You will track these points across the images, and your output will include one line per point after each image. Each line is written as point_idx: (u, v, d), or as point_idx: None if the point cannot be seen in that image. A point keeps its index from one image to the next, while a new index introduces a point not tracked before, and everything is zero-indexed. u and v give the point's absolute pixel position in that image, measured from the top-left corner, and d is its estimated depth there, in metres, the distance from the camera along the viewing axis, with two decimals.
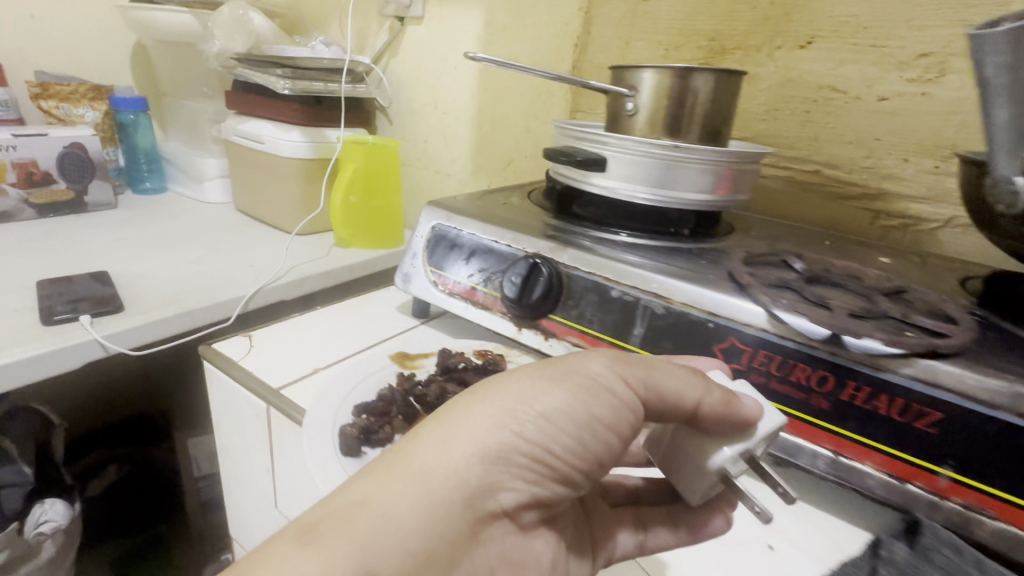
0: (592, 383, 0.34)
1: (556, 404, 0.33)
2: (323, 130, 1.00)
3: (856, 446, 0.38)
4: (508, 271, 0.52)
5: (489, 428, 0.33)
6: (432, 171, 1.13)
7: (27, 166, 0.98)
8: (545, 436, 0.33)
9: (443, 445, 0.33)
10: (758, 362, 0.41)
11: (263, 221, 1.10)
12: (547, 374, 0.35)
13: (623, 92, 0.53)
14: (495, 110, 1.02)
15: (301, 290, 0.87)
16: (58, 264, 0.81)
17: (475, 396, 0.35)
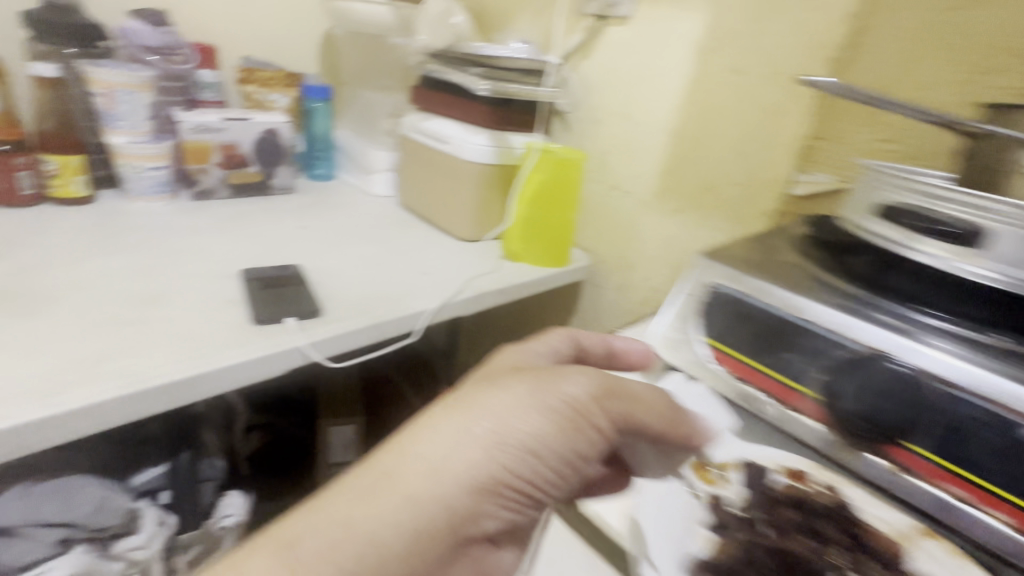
0: (551, 410, 0.40)
1: (532, 431, 0.39)
2: (507, 135, 0.94)
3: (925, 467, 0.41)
4: (842, 372, 0.44)
5: (479, 449, 0.38)
6: (607, 187, 1.03)
7: (230, 149, 1.01)
8: (520, 465, 0.39)
9: (420, 458, 0.38)
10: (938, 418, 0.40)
11: (429, 220, 1.06)
12: (521, 399, 0.40)
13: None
14: (706, 125, 0.86)
15: (477, 306, 0.82)
16: (255, 253, 0.82)
17: (464, 415, 0.39)
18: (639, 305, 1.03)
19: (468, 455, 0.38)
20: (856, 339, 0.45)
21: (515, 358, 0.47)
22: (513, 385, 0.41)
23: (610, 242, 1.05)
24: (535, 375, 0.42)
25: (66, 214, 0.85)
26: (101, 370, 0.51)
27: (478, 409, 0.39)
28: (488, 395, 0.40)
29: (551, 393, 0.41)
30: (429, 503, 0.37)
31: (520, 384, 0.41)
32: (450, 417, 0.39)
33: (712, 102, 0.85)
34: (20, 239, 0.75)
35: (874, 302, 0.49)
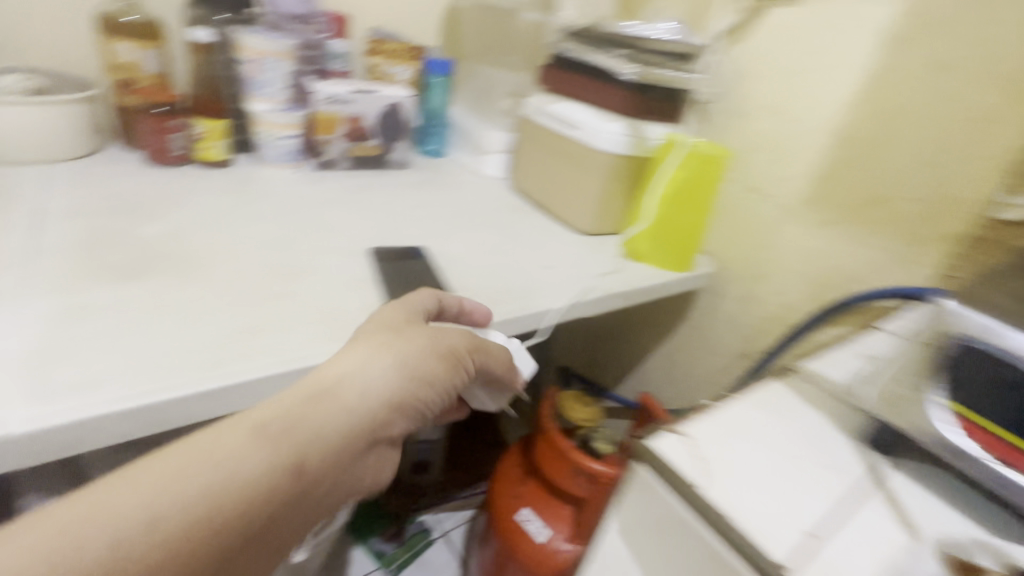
0: (432, 353, 0.50)
1: (422, 374, 0.48)
2: (645, 125, 0.87)
3: None
4: None
5: (387, 387, 0.46)
6: (743, 188, 0.93)
7: (356, 121, 1.00)
8: (414, 398, 0.48)
9: (362, 385, 0.45)
10: None
11: (543, 209, 1.02)
12: (407, 345, 0.49)
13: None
14: (880, 132, 0.76)
15: (600, 309, 0.77)
16: (378, 230, 0.82)
17: (383, 357, 0.47)
18: (764, 321, 0.94)
19: (382, 381, 0.46)
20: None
21: (401, 313, 0.52)
22: (399, 331, 0.49)
23: (739, 249, 0.95)
24: (416, 331, 0.51)
25: (207, 176, 0.89)
26: (256, 345, 0.52)
27: (394, 351, 0.48)
28: (400, 338, 0.49)
29: (431, 343, 0.50)
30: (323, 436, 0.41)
31: (405, 333, 0.49)
32: (389, 354, 0.47)
33: (891, 106, 0.74)
34: (170, 198, 0.78)
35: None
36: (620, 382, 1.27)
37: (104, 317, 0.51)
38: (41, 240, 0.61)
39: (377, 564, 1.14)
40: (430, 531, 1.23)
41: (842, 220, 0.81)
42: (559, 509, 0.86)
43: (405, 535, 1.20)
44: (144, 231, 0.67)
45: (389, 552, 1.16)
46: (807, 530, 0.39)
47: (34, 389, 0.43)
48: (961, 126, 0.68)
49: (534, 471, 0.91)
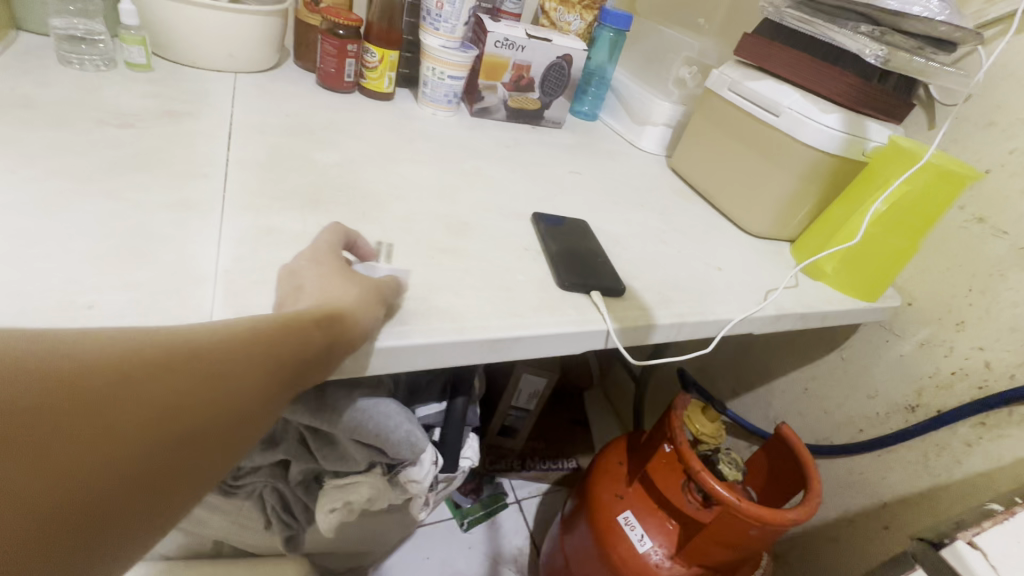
0: (381, 293, 0.44)
1: (372, 309, 0.42)
2: (866, 121, 0.74)
3: None
4: None
5: (342, 308, 0.40)
6: (968, 215, 0.76)
7: (522, 69, 0.94)
8: (365, 327, 0.41)
9: (310, 308, 0.39)
10: None
11: (706, 197, 0.91)
12: (353, 280, 0.43)
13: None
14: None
15: (771, 327, 0.68)
16: (538, 192, 0.77)
17: (331, 289, 0.41)
18: (952, 376, 0.79)
19: (337, 306, 0.40)
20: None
21: (338, 250, 0.46)
22: (351, 270, 0.45)
23: (938, 285, 0.80)
24: (348, 269, 0.45)
25: (373, 107, 0.87)
26: (429, 304, 0.48)
27: (343, 282, 0.42)
28: (341, 272, 0.44)
29: (378, 282, 0.45)
30: (274, 337, 0.35)
31: (352, 273, 0.44)
32: (333, 285, 0.42)
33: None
34: (340, 125, 0.77)
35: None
36: (738, 395, 1.17)
37: (289, 244, 0.51)
38: (233, 152, 0.62)
39: (452, 514, 1.17)
40: (505, 495, 1.23)
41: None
42: (663, 522, 0.81)
43: (481, 492, 1.21)
44: (320, 157, 0.67)
45: (465, 506, 1.18)
46: None
47: (229, 309, 0.43)
48: None
49: (639, 473, 0.85)
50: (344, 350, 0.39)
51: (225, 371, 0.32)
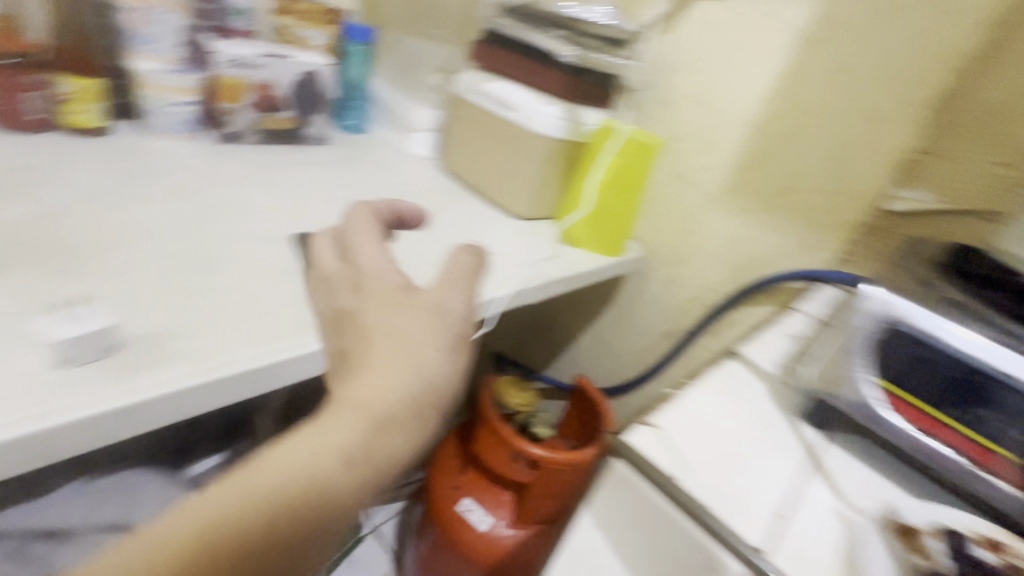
0: (440, 317, 0.45)
1: (440, 356, 0.43)
2: (580, 108, 0.86)
3: (956, 430, 0.43)
4: None
5: (414, 387, 0.41)
6: (669, 174, 0.96)
7: (265, 89, 0.90)
8: (438, 371, 0.42)
9: (377, 384, 0.40)
10: (999, 409, 0.41)
11: (476, 192, 0.99)
12: (399, 313, 0.44)
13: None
14: (797, 132, 0.82)
15: (542, 296, 0.77)
16: (302, 213, 0.74)
17: (388, 350, 0.42)
18: (686, 302, 0.99)
19: (401, 383, 0.40)
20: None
21: (372, 273, 0.48)
22: (398, 299, 0.46)
23: (665, 233, 0.99)
24: (388, 292, 0.46)
25: (79, 146, 0.74)
26: (169, 354, 0.45)
27: (403, 331, 0.43)
28: (384, 312, 0.45)
29: (430, 301, 0.46)
30: (325, 482, 0.35)
31: (401, 300, 0.45)
32: (386, 337, 0.43)
33: (804, 113, 0.81)
34: (30, 173, 0.65)
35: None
36: (552, 363, 1.29)
37: None
38: None
39: None
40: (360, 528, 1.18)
41: (759, 210, 0.87)
42: (499, 496, 0.87)
43: None
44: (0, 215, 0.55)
45: None
46: (774, 510, 0.42)
47: None
48: (862, 126, 0.77)
49: (471, 458, 0.91)
50: (405, 450, 0.40)
51: (291, 531, 0.34)
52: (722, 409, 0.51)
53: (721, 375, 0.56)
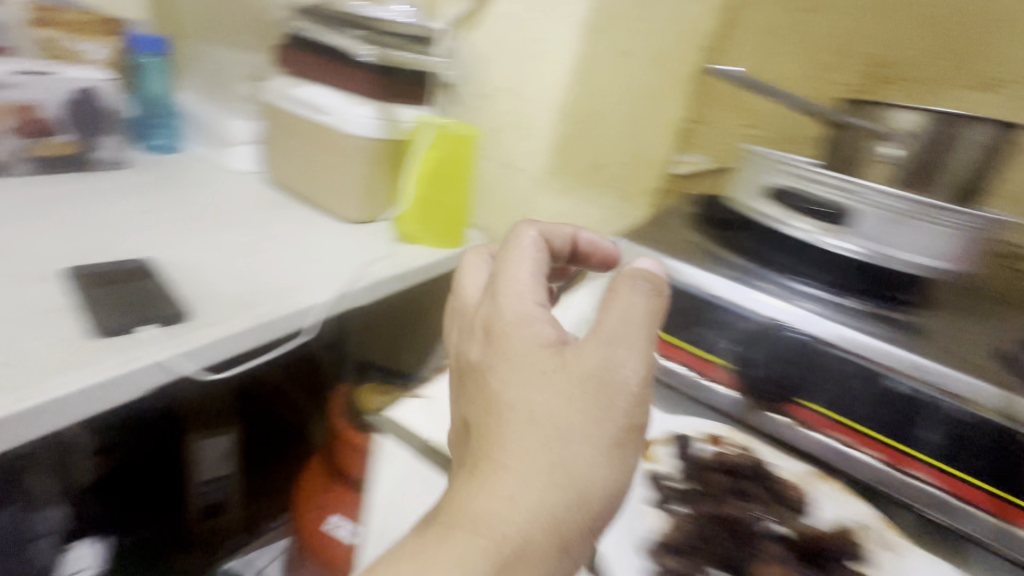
0: (604, 393, 0.34)
1: (598, 454, 0.33)
2: (396, 107, 0.86)
3: (684, 351, 0.51)
4: (745, 339, 0.49)
5: (539, 503, 0.32)
6: (497, 163, 0.99)
7: (30, 111, 0.79)
8: (590, 475, 0.33)
9: (505, 512, 0.31)
10: (708, 328, 0.50)
11: (307, 201, 0.95)
12: (570, 395, 0.34)
13: (869, 129, 0.49)
14: (595, 112, 0.87)
15: (374, 296, 0.75)
16: (81, 245, 0.66)
17: (524, 448, 0.33)
18: None
19: (539, 501, 0.32)
20: (772, 317, 0.49)
21: (528, 330, 0.37)
22: (541, 370, 0.35)
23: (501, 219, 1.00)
24: (540, 351, 0.36)
25: None
26: None
27: (539, 415, 0.33)
28: (545, 386, 0.34)
29: (597, 372, 0.34)
30: None
31: (551, 372, 0.35)
32: (521, 427, 0.33)
33: (598, 94, 0.86)
34: None
35: (814, 296, 0.50)
36: None
37: None
38: None
39: None
40: None
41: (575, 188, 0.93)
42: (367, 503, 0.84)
43: None
44: None
45: None
46: None
47: None
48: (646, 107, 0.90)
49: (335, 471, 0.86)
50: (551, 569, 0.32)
51: None
52: None
53: None
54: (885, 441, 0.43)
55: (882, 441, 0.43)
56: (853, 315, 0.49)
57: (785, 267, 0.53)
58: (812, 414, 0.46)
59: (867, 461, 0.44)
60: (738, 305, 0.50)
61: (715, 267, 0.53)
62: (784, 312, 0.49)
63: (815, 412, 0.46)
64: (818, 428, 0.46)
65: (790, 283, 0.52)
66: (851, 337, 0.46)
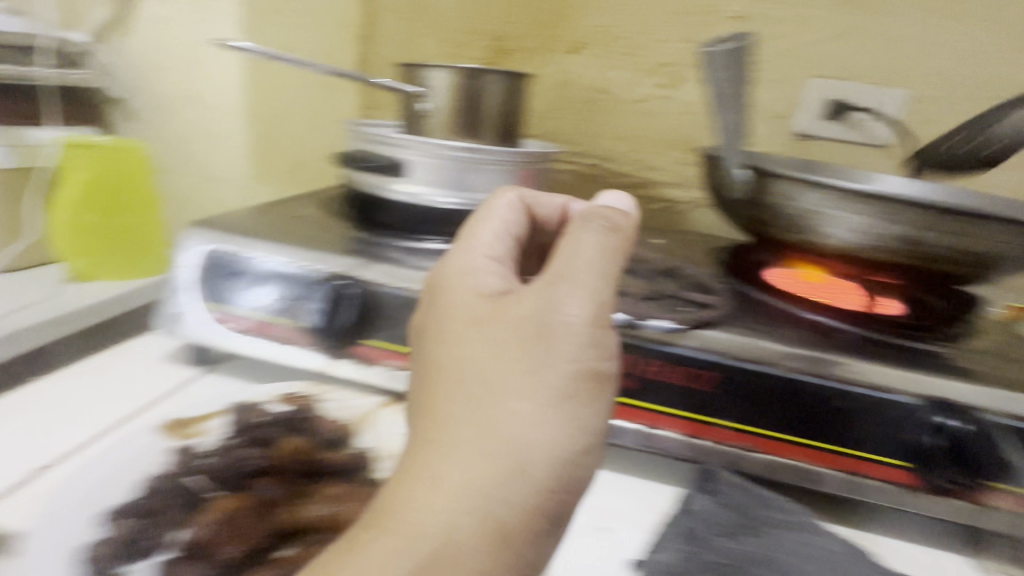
0: (544, 338, 0.25)
1: (542, 414, 0.25)
2: (19, 130, 0.64)
3: (259, 323, 0.41)
4: (307, 298, 0.39)
5: (473, 484, 0.23)
6: (184, 175, 0.88)
7: None
8: (531, 438, 0.24)
9: (427, 497, 0.24)
10: (276, 295, 0.40)
11: None
12: (515, 351, 0.26)
13: (415, 92, 0.47)
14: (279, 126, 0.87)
15: None
16: None
17: (453, 416, 0.25)
18: None
19: (466, 478, 0.24)
20: (319, 271, 0.40)
21: (462, 278, 0.30)
22: (473, 321, 0.27)
23: None
24: (477, 302, 0.28)
25: None
26: None
27: (471, 374, 0.26)
28: (469, 340, 0.27)
29: (535, 315, 0.26)
30: None
31: (482, 322, 0.27)
32: (456, 392, 0.26)
33: (275, 109, 0.86)
34: None
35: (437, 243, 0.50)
36: None
37: None
38: None
39: None
40: None
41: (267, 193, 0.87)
42: None
43: None
44: None
45: None
46: (42, 464, 0.34)
47: None
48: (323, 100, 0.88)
49: None
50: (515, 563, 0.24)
51: None
52: (85, 381, 0.43)
53: (132, 344, 0.49)
54: None
55: None
56: None
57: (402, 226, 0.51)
58: (393, 354, 0.39)
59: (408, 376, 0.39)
60: (300, 264, 0.40)
61: (312, 232, 0.48)
62: (358, 273, 0.39)
63: (393, 351, 0.39)
64: (384, 360, 0.39)
65: (423, 241, 0.51)
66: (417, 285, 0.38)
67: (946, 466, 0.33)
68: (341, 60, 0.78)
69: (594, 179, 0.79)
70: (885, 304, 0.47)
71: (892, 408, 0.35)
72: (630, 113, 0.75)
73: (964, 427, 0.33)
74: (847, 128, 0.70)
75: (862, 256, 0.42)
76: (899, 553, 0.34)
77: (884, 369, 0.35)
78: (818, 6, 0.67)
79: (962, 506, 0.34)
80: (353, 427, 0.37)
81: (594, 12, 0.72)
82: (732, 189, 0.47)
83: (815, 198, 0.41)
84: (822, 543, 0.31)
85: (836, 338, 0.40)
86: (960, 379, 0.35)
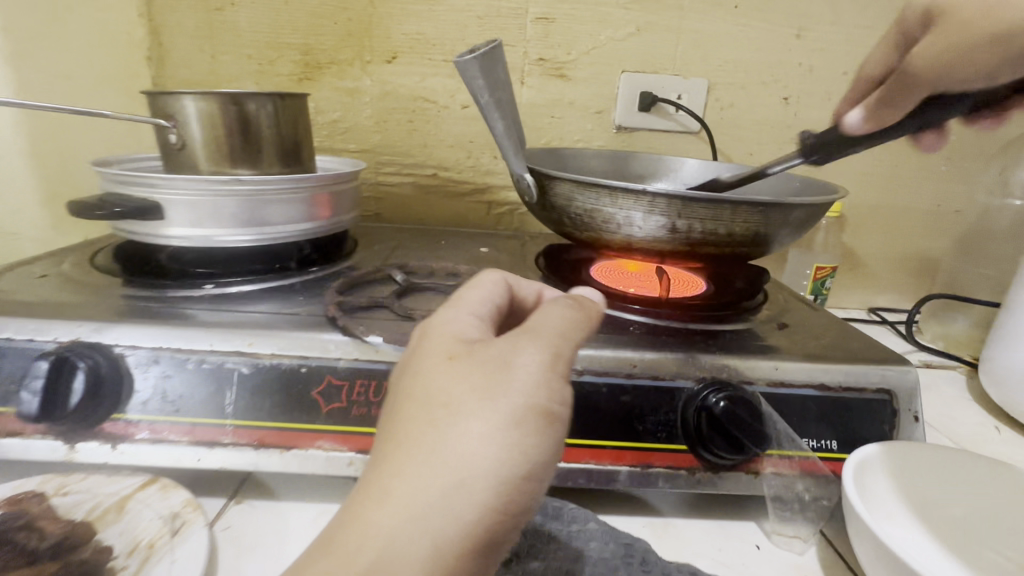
0: (507, 376, 0.23)
1: (493, 444, 0.22)
2: None
3: None
4: (24, 377, 0.33)
5: (417, 519, 0.21)
6: None
7: None
8: (481, 473, 0.21)
9: (366, 528, 0.21)
10: None
11: None
12: (476, 385, 0.23)
13: (163, 124, 0.42)
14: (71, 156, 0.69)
15: None
16: None
17: (403, 443, 0.22)
18: None
19: (408, 505, 0.21)
20: (53, 341, 0.35)
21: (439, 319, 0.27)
22: (447, 356, 0.24)
23: None
24: (447, 337, 0.25)
25: None
26: None
27: (435, 399, 0.23)
28: (435, 374, 0.24)
29: (507, 352, 0.23)
30: None
31: (452, 358, 0.24)
32: (411, 418, 0.23)
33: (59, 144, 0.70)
34: None
35: (224, 285, 0.44)
36: None
37: None
38: None
39: None
40: None
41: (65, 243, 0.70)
42: None
43: None
44: None
45: None
46: None
47: None
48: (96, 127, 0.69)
49: None
50: None
51: None
52: None
53: None
54: (203, 421, 0.34)
55: (205, 423, 0.35)
56: (252, 297, 0.43)
57: (188, 273, 0.47)
58: (149, 425, 0.34)
59: (171, 448, 0.34)
60: (24, 334, 0.35)
61: (61, 292, 0.41)
62: (98, 336, 0.35)
63: (149, 421, 0.34)
64: (141, 432, 0.34)
65: (204, 286, 0.44)
66: (171, 339, 0.36)
67: (714, 442, 0.34)
68: (134, 85, 0.69)
69: (434, 189, 0.77)
70: (684, 293, 0.50)
71: (733, 405, 0.34)
72: (458, 120, 0.74)
73: (726, 402, 0.34)
74: (661, 118, 0.74)
75: (645, 249, 0.44)
76: (689, 535, 0.36)
77: (658, 357, 0.37)
78: (618, 5, 0.69)
79: (800, 477, 0.35)
80: (97, 524, 0.31)
81: (406, 17, 0.69)
82: (524, 192, 0.48)
83: (592, 197, 0.42)
84: (591, 549, 0.31)
85: (626, 330, 0.41)
86: (725, 356, 0.38)
